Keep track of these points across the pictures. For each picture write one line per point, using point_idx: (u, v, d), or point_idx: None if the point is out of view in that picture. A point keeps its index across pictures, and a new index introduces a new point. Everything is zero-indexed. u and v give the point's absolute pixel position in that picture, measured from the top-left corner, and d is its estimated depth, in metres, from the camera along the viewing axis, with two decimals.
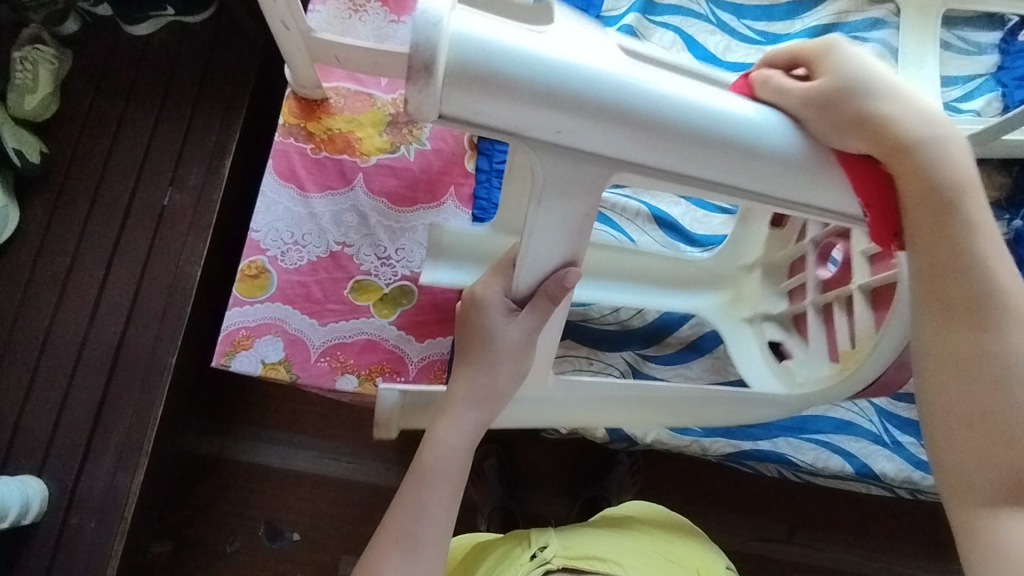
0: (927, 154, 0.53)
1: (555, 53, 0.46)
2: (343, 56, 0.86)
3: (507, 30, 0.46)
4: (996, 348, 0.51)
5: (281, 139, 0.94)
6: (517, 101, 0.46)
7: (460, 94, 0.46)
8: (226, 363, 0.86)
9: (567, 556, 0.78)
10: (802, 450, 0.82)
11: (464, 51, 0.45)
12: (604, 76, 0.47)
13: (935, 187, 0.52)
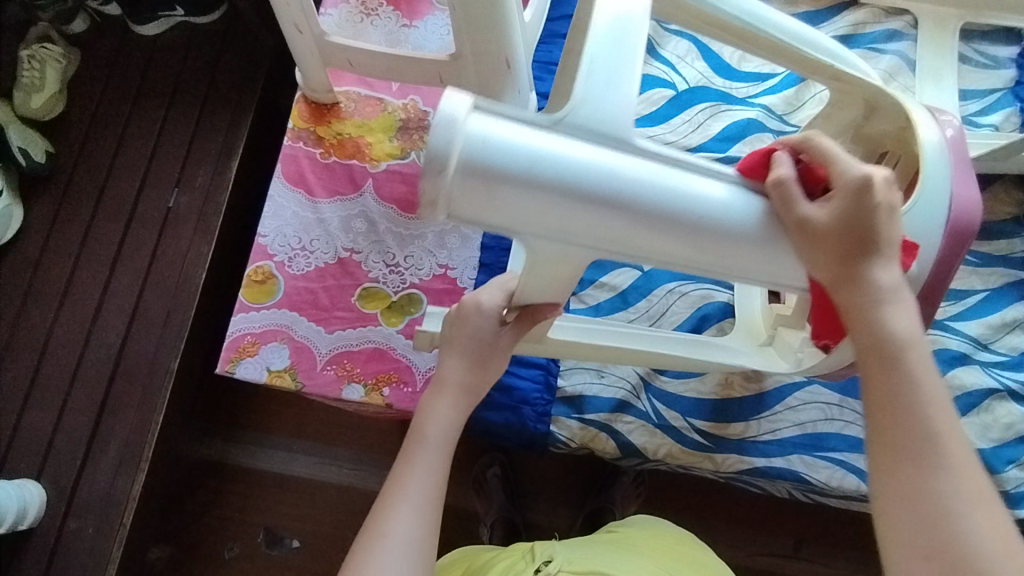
0: (871, 312, 0.52)
1: (556, 167, 0.46)
2: (355, 61, 0.85)
3: (517, 137, 0.46)
4: (938, 485, 0.47)
5: (290, 143, 0.94)
6: (517, 214, 0.47)
7: (467, 200, 0.47)
8: (231, 370, 0.85)
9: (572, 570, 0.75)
10: (816, 469, 0.80)
11: (478, 147, 0.45)
12: (601, 177, 0.47)
13: (882, 340, 0.51)
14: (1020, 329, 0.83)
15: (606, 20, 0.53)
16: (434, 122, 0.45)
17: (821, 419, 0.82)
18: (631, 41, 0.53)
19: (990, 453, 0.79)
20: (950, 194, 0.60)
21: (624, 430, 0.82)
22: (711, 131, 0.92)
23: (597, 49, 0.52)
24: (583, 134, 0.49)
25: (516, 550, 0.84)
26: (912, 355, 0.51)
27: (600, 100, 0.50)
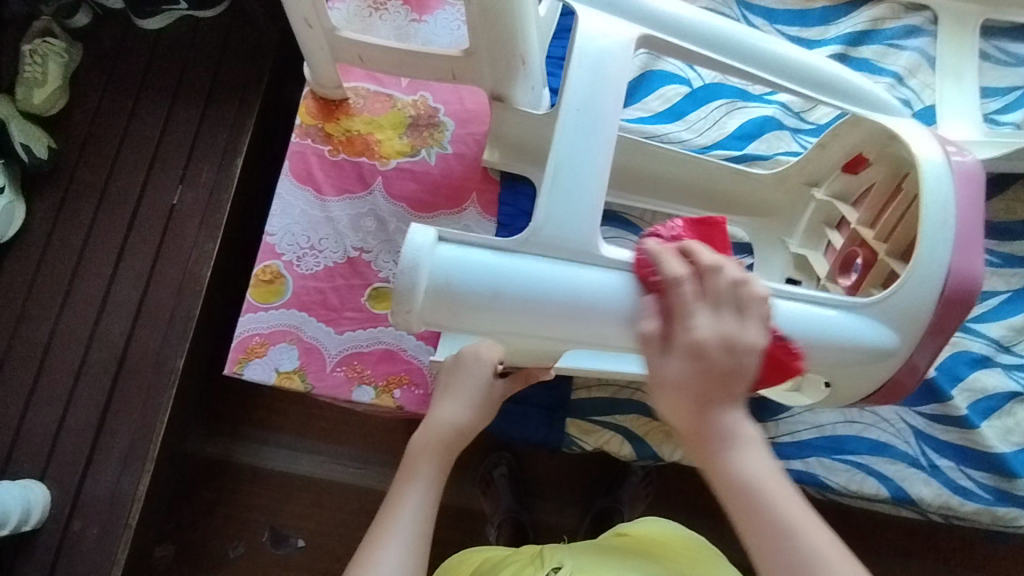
0: (726, 457, 0.50)
1: (511, 291, 0.51)
2: (366, 56, 0.83)
3: (477, 266, 0.52)
4: None
5: (298, 140, 0.92)
6: (483, 328, 0.53)
7: (437, 315, 0.53)
8: (239, 371, 0.83)
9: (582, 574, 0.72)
10: (835, 472, 0.79)
11: (441, 273, 0.51)
12: (550, 291, 0.52)
13: (733, 484, 0.50)
14: None
15: (575, 118, 0.54)
16: (403, 257, 0.51)
17: (840, 421, 0.81)
18: (603, 139, 0.54)
19: (1012, 457, 0.78)
20: (948, 268, 0.53)
21: (642, 435, 0.81)
22: (727, 129, 0.90)
23: (566, 150, 0.54)
24: (542, 251, 0.53)
25: (524, 554, 0.81)
26: (777, 498, 0.49)
27: (566, 211, 0.54)
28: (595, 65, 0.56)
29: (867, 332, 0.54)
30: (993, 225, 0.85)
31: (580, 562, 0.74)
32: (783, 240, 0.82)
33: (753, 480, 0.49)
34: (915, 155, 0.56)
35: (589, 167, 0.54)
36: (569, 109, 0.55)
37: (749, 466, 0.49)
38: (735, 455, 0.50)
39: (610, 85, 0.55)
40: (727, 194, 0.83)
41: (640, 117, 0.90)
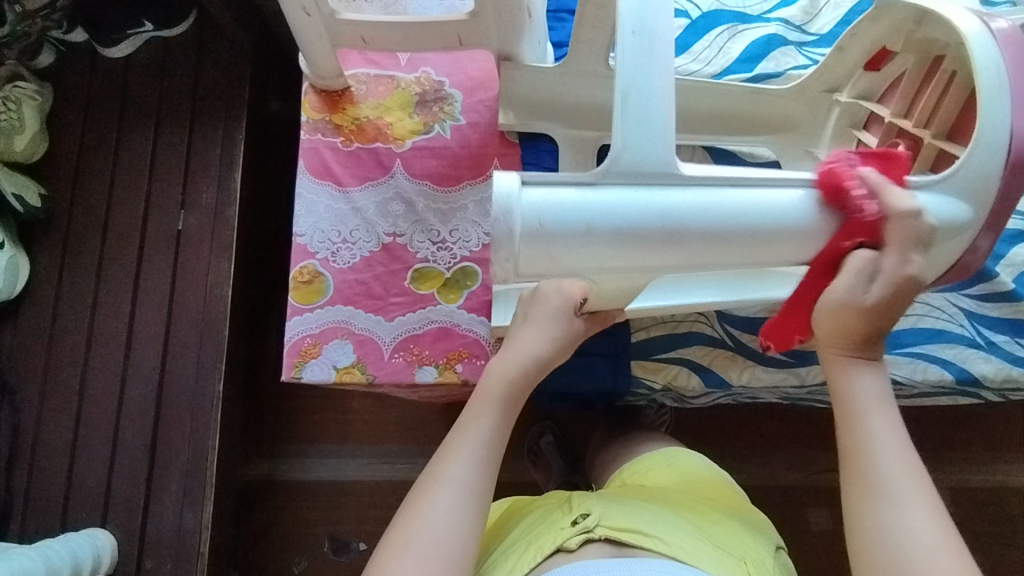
0: (854, 378, 0.62)
1: (608, 220, 0.50)
2: (369, 36, 0.82)
3: (566, 205, 0.50)
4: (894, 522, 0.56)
5: (308, 137, 0.91)
6: (577, 266, 0.52)
7: (533, 261, 0.51)
8: (298, 375, 0.84)
9: (612, 525, 0.68)
10: (898, 365, 0.80)
11: (538, 214, 0.49)
12: (645, 208, 0.50)
13: (853, 395, 0.61)
14: None
15: (632, 41, 0.50)
16: (495, 205, 0.48)
17: (894, 317, 0.82)
18: (663, 57, 0.50)
19: None
20: (1009, 127, 0.55)
21: (715, 367, 0.82)
22: (733, 54, 0.91)
23: (629, 78, 0.50)
24: (623, 179, 0.50)
25: (554, 500, 0.77)
26: (878, 416, 0.61)
27: (641, 135, 0.50)
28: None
29: (941, 204, 0.55)
30: None
31: (612, 511, 0.71)
32: (809, 150, 0.83)
33: (868, 399, 0.61)
34: (958, 28, 0.57)
35: (656, 88, 0.50)
36: (624, 32, 0.50)
37: (869, 381, 0.62)
38: (863, 375, 0.62)
39: (658, 1, 0.51)
40: (751, 113, 0.83)
41: None
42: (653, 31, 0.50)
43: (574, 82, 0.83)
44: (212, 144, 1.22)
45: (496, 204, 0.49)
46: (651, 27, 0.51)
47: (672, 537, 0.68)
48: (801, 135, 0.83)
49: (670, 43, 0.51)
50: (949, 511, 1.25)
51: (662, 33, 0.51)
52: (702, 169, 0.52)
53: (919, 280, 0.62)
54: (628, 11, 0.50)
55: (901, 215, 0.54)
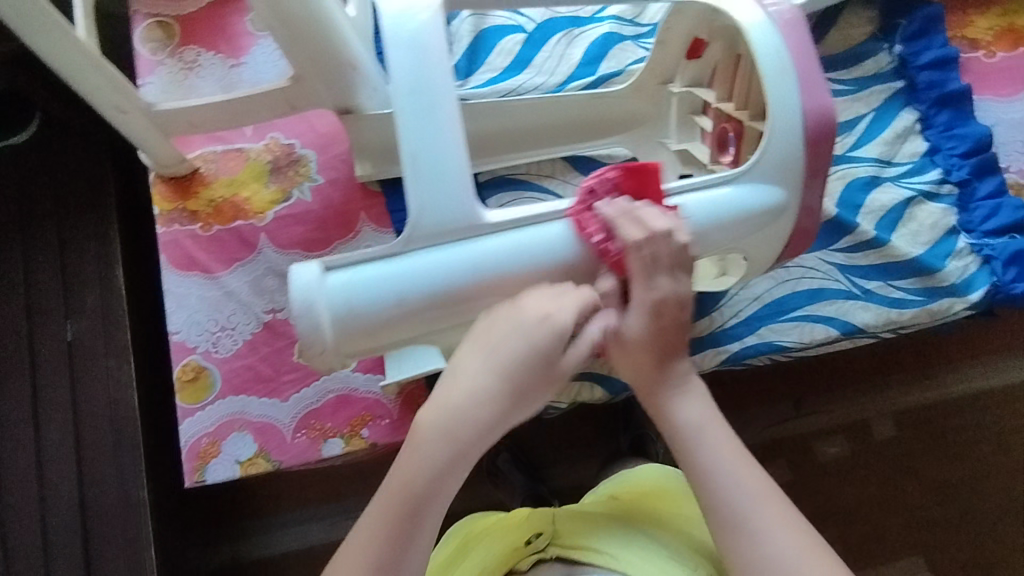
0: (674, 424, 0.58)
1: (419, 288, 0.47)
2: (195, 120, 0.79)
3: (372, 282, 0.47)
4: (754, 549, 0.53)
5: (164, 230, 0.87)
6: (405, 336, 0.50)
7: (354, 343, 0.49)
8: (201, 478, 0.81)
9: (561, 543, 0.68)
10: (785, 332, 0.82)
11: (344, 299, 0.47)
12: (456, 267, 0.48)
13: (675, 428, 0.58)
14: (913, 135, 0.87)
15: (412, 105, 0.48)
16: (297, 295, 0.47)
17: (773, 285, 0.84)
18: (448, 113, 0.49)
19: (927, 256, 0.83)
20: (802, 108, 0.56)
21: (616, 374, 0.82)
22: (574, 59, 0.91)
23: (416, 141, 0.48)
24: (431, 241, 0.48)
25: (511, 521, 0.74)
26: (709, 439, 0.57)
27: (439, 196, 0.48)
28: (413, 46, 0.49)
29: (753, 195, 0.57)
30: (837, 56, 0.88)
31: (567, 528, 0.70)
32: (662, 141, 0.84)
33: (693, 427, 0.58)
34: (738, 23, 0.57)
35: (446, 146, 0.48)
36: (401, 97, 0.48)
37: (682, 419, 0.58)
38: (687, 402, 0.58)
39: (433, 57, 0.49)
40: (596, 117, 0.84)
41: (491, 78, 0.90)
42: (431, 91, 0.49)
43: None
44: (85, 246, 1.14)
45: (300, 297, 0.47)
46: (428, 86, 0.48)
47: (620, 548, 0.67)
48: (651, 128, 0.84)
49: (450, 99, 0.49)
50: (897, 435, 1.26)
51: (443, 90, 0.49)
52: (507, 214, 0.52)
53: (759, 262, 0.63)
54: (401, 75, 0.48)
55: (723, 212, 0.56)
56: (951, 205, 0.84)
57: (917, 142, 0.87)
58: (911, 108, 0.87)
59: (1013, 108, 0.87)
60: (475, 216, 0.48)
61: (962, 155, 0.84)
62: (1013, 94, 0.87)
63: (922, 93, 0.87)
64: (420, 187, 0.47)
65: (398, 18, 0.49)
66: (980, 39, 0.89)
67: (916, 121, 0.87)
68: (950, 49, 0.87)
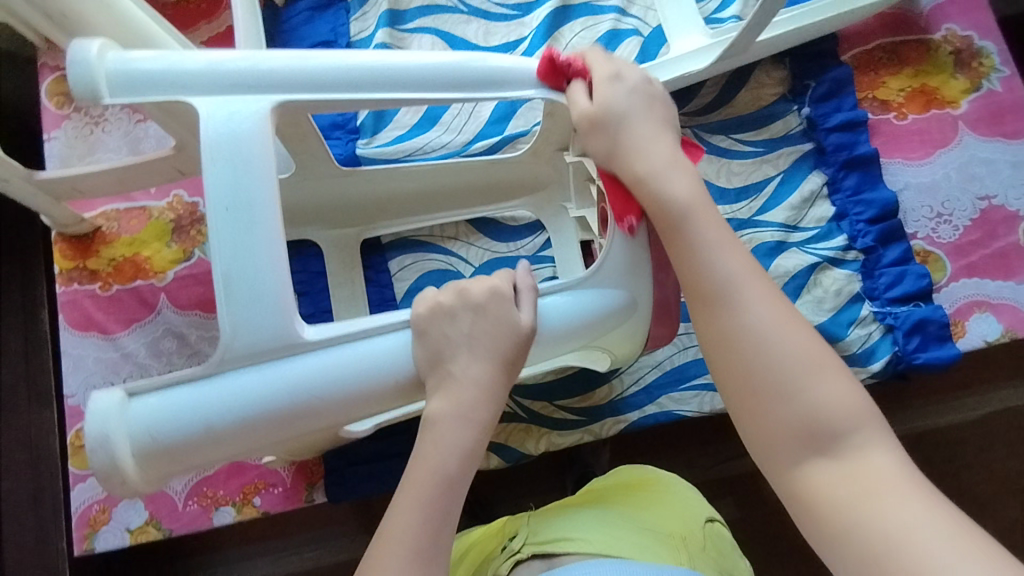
0: (721, 317, 0.49)
1: (223, 415, 0.47)
2: (81, 186, 0.78)
3: (175, 409, 0.47)
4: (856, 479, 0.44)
5: (65, 289, 0.86)
6: (218, 459, 0.49)
7: (161, 471, 0.48)
8: (90, 546, 0.79)
9: (538, 540, 0.60)
10: (685, 401, 0.81)
11: (144, 428, 0.46)
12: (265, 393, 0.47)
13: (662, 206, 0.53)
14: (820, 199, 0.86)
15: (227, 220, 0.48)
16: (89, 425, 0.45)
17: (674, 352, 0.83)
18: (264, 227, 0.48)
19: (830, 323, 0.82)
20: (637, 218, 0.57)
21: (514, 443, 0.80)
22: (483, 117, 0.90)
23: (228, 260, 0.48)
24: (246, 364, 0.48)
25: (491, 537, 0.68)
26: (796, 371, 0.46)
27: (252, 316, 0.48)
28: (230, 154, 0.49)
29: (597, 300, 0.58)
30: (743, 118, 0.88)
31: (539, 527, 0.62)
32: (564, 205, 0.84)
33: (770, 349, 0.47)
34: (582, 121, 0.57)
35: (260, 265, 0.48)
36: (217, 213, 0.48)
37: (751, 318, 0.48)
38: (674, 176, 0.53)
39: (251, 169, 0.49)
40: (497, 178, 0.83)
41: (397, 136, 0.89)
42: (249, 204, 0.48)
43: (316, 184, 0.78)
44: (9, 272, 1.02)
45: (93, 428, 0.45)
46: (242, 203, 0.48)
47: (598, 534, 0.59)
48: (553, 190, 0.84)
49: (270, 209, 0.49)
50: None
51: (261, 202, 0.49)
52: (335, 329, 0.50)
53: (628, 351, 0.68)
54: (214, 193, 0.48)
55: (574, 324, 0.57)
56: (857, 271, 0.83)
57: (824, 206, 0.85)
58: (819, 170, 0.86)
59: (922, 171, 0.86)
60: (291, 337, 0.48)
61: (868, 221, 0.84)
62: (924, 157, 0.87)
63: (830, 156, 0.86)
64: (232, 310, 0.47)
65: (219, 119, 0.50)
66: (892, 100, 0.89)
67: (823, 184, 0.86)
68: (859, 112, 0.86)
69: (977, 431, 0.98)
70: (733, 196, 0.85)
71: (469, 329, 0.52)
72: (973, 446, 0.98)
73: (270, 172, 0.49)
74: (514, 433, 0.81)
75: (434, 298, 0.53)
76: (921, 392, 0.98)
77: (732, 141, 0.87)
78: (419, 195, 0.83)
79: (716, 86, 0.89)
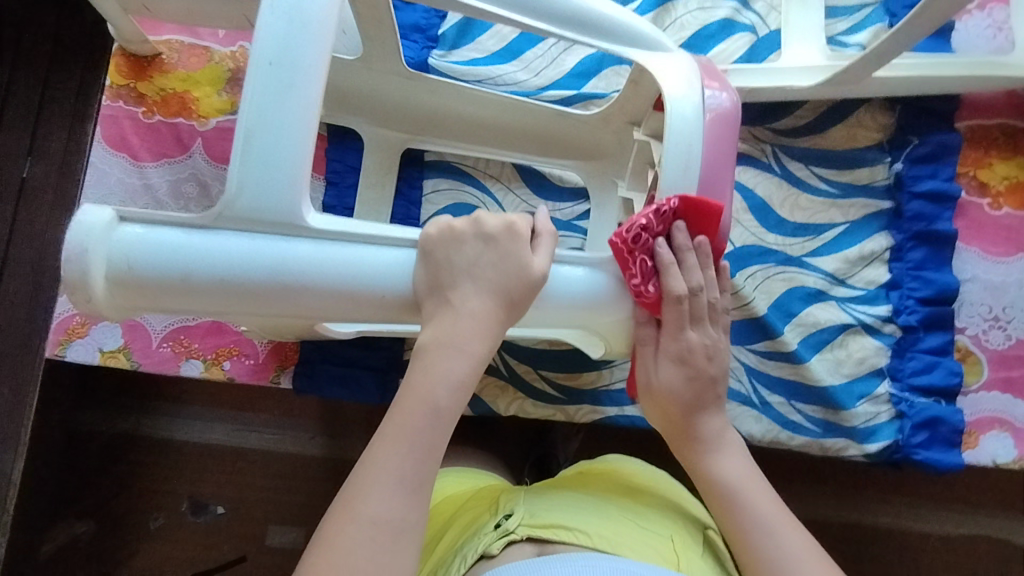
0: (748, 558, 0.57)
1: (203, 268, 0.47)
2: (151, 5, 0.76)
3: (161, 246, 0.47)
4: (716, 467, 0.61)
5: (109, 103, 0.85)
6: (187, 308, 0.49)
7: (128, 300, 0.48)
8: (61, 353, 0.80)
9: (533, 524, 0.61)
10: None
11: (124, 254, 0.46)
12: (251, 260, 0.47)
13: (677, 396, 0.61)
14: (877, 261, 0.80)
15: (266, 74, 0.47)
16: (73, 231, 0.46)
17: None
18: (300, 96, 0.47)
19: (841, 389, 0.78)
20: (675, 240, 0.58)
21: (486, 398, 0.78)
22: (565, 66, 0.86)
23: (256, 113, 0.46)
24: (241, 226, 0.47)
25: (486, 504, 0.69)
26: (698, 449, 0.62)
27: (261, 179, 0.47)
28: (291, 8, 0.47)
29: (613, 286, 0.56)
30: (830, 152, 0.82)
31: (537, 510, 0.64)
32: (615, 181, 0.80)
33: (729, 482, 0.60)
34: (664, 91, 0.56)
35: (285, 132, 0.47)
36: (258, 64, 0.47)
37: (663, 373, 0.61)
38: (707, 417, 0.63)
39: (306, 31, 0.47)
40: (560, 132, 0.80)
41: (473, 58, 0.85)
42: (292, 65, 0.47)
43: (378, 78, 0.76)
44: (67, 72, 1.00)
45: (72, 240, 0.46)
46: (288, 65, 0.47)
47: (594, 526, 0.62)
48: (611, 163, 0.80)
49: (314, 80, 0.47)
50: None
51: (306, 70, 0.47)
52: (339, 223, 0.50)
53: (624, 348, 0.66)
54: (263, 42, 0.46)
55: (582, 299, 0.56)
56: (888, 346, 0.79)
57: (879, 270, 0.80)
58: (888, 232, 0.80)
59: (994, 269, 0.80)
60: (293, 217, 0.48)
61: (919, 300, 0.78)
62: (1002, 255, 0.80)
63: (905, 222, 0.80)
64: (244, 169, 0.46)
65: None
66: (991, 186, 0.82)
67: (886, 248, 0.80)
68: (952, 185, 0.80)
69: (950, 548, 0.94)
70: (791, 229, 0.80)
71: (476, 258, 0.52)
72: (945, 562, 0.93)
73: (326, 43, 0.48)
74: (489, 389, 0.79)
75: (447, 223, 0.52)
76: (913, 490, 0.93)
77: (810, 172, 0.82)
78: (474, 124, 0.80)
79: (813, 111, 0.83)
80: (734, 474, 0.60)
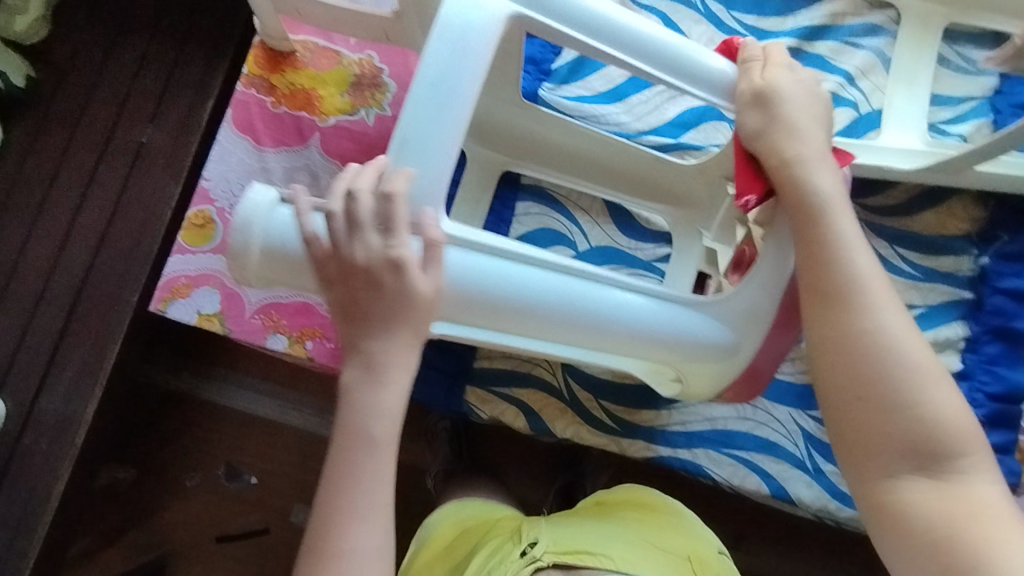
0: (873, 409, 0.56)
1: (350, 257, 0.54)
2: (302, 10, 0.84)
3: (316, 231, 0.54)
4: (863, 323, 0.57)
5: (243, 89, 0.93)
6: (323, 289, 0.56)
7: (275, 273, 0.55)
8: (164, 309, 0.87)
9: (558, 551, 0.64)
10: (720, 465, 0.80)
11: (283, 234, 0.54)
12: None
13: (827, 276, 0.58)
14: (951, 349, 0.81)
15: (426, 95, 0.52)
16: (244, 205, 0.53)
17: (733, 416, 0.81)
18: (449, 119, 0.53)
19: None
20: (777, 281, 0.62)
21: (545, 417, 0.82)
22: (667, 115, 0.90)
23: (413, 128, 0.53)
24: None
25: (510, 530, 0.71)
26: (836, 213, 0.59)
27: (410, 187, 0.53)
28: (456, 38, 0.53)
29: (688, 320, 0.63)
30: (917, 236, 0.83)
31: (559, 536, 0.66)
32: (701, 231, 0.83)
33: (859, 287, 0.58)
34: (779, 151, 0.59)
35: (434, 150, 0.53)
36: (420, 85, 0.53)
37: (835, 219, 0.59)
38: (848, 260, 0.58)
39: (467, 61, 0.53)
40: (658, 178, 0.83)
41: (581, 96, 0.90)
42: (450, 88, 0.53)
43: (496, 103, 0.81)
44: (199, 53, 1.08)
45: (243, 212, 0.53)
46: (445, 89, 0.52)
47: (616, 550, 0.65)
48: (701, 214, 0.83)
49: (467, 105, 0.53)
50: None
51: (459, 95, 0.53)
52: (471, 235, 0.56)
53: (698, 386, 0.71)
54: (428, 65, 0.52)
55: (654, 329, 0.62)
56: None
57: (952, 358, 0.80)
58: (965, 322, 0.81)
59: None
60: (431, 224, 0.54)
61: (989, 394, 0.78)
62: None
63: (984, 315, 0.80)
64: (395, 175, 0.52)
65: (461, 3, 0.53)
66: None
67: (962, 337, 0.81)
68: None
69: None
70: None
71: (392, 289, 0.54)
72: None
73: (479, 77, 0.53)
74: (550, 409, 0.82)
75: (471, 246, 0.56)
76: None
77: (895, 252, 0.83)
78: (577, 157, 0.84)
79: (905, 193, 0.84)
80: (892, 332, 0.57)
